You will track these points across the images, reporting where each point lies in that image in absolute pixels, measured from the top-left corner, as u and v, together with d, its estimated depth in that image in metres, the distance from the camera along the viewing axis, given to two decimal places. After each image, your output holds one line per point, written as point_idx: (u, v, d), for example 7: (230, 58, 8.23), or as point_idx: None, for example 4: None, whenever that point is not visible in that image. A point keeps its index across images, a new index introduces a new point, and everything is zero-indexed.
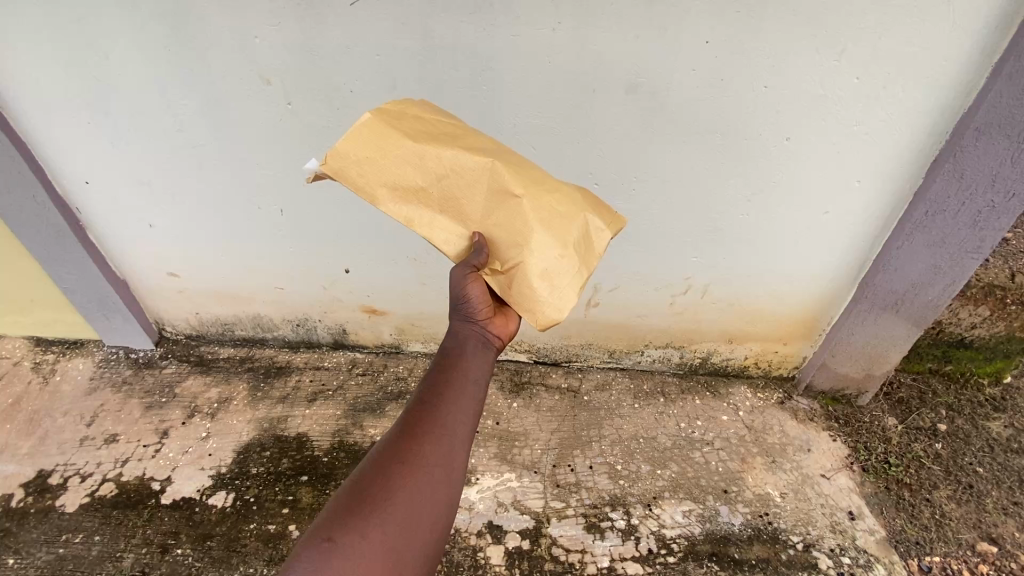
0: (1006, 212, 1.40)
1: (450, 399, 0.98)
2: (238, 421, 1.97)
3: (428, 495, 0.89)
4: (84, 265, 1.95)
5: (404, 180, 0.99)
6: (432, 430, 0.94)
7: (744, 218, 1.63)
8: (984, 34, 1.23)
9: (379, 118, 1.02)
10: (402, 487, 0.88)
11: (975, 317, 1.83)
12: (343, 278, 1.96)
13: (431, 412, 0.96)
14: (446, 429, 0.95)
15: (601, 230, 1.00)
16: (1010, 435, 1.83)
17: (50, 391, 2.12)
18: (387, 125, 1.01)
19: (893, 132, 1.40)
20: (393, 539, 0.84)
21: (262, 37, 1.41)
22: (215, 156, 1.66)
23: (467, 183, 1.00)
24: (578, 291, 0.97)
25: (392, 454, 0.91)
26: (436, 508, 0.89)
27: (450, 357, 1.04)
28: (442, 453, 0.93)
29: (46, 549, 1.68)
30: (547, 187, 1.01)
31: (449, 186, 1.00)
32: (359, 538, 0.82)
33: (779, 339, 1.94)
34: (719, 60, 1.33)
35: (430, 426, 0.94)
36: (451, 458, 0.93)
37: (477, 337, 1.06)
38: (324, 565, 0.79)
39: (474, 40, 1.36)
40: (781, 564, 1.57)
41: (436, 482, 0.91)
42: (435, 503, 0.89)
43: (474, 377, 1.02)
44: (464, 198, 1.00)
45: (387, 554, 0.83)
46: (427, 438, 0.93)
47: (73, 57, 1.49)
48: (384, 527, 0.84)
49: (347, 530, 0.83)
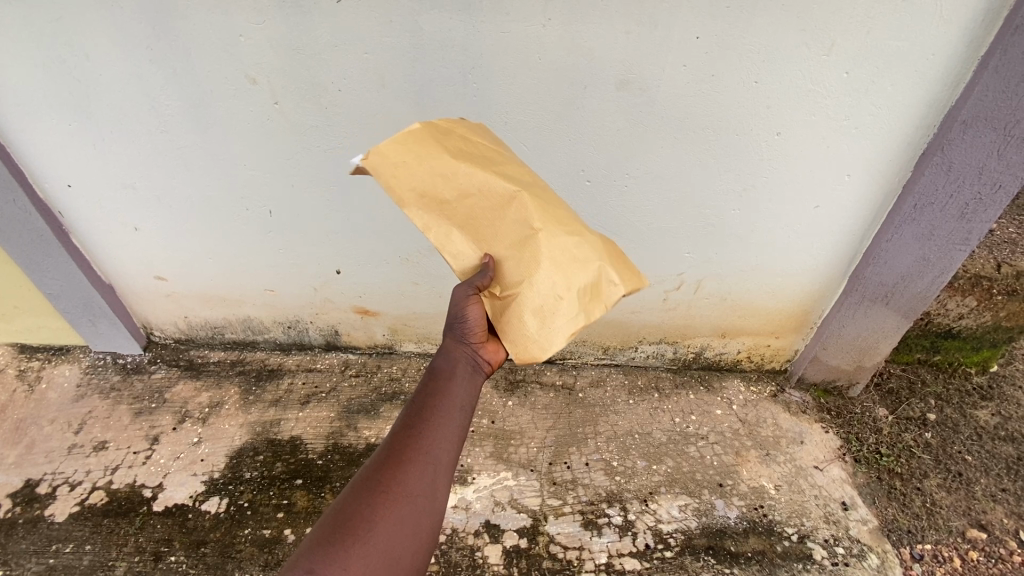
0: (992, 203, 1.42)
1: (438, 422, 0.98)
2: (230, 426, 1.95)
3: (412, 524, 0.89)
4: (68, 270, 1.91)
5: (431, 189, 0.99)
6: (418, 456, 0.94)
7: (735, 214, 1.63)
8: (970, 28, 1.24)
9: (425, 130, 1.05)
10: (386, 516, 0.88)
11: (962, 307, 1.85)
12: (334, 279, 1.94)
13: (419, 437, 0.96)
14: (433, 455, 0.95)
15: (614, 285, 0.96)
16: (997, 423, 1.86)
17: (36, 398, 2.08)
18: (429, 136, 1.03)
19: (882, 126, 1.41)
20: (375, 570, 0.83)
21: (248, 36, 1.39)
22: (202, 156, 1.64)
23: (491, 207, 1.00)
24: (570, 337, 0.94)
25: (378, 480, 0.91)
26: (417, 538, 0.89)
27: (437, 378, 1.04)
28: (426, 481, 0.93)
29: (35, 559, 1.65)
30: (568, 230, 0.99)
31: (471, 206, 1.00)
32: (341, 568, 0.81)
33: (771, 333, 1.96)
34: (709, 55, 1.33)
35: (416, 452, 0.94)
36: (435, 487, 0.93)
37: (467, 360, 1.07)
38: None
39: (463, 37, 1.34)
40: (776, 556, 1.58)
41: (419, 511, 0.90)
42: (417, 531, 0.89)
43: (461, 402, 1.03)
44: (484, 221, 1.00)
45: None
46: (413, 464, 0.93)
47: (53, 58, 1.46)
48: (367, 557, 0.84)
49: (329, 560, 0.82)
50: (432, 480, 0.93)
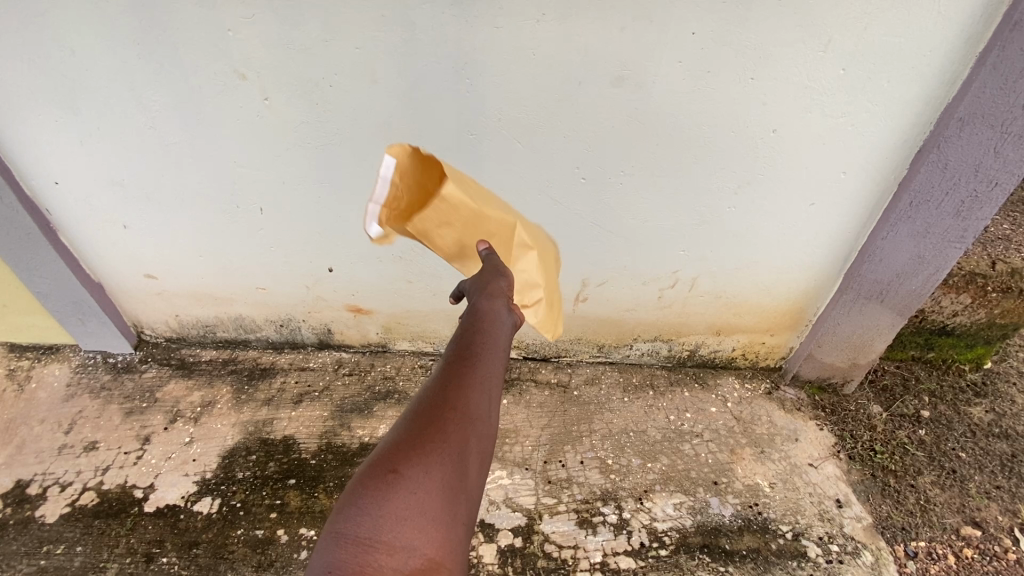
0: (988, 201, 1.41)
1: (495, 348, 0.94)
2: (222, 425, 1.94)
3: (487, 441, 0.81)
4: (56, 268, 1.88)
5: (431, 211, 1.41)
6: (482, 374, 0.88)
7: (730, 212, 1.62)
8: (968, 24, 1.23)
9: (417, 161, 1.48)
10: (461, 425, 0.79)
11: (957, 304, 1.85)
12: (327, 277, 1.92)
13: (479, 358, 0.90)
14: (496, 376, 0.89)
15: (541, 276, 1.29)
16: (991, 420, 1.86)
17: (26, 398, 2.06)
18: (424, 170, 1.47)
19: (878, 123, 1.40)
20: (454, 480, 0.74)
21: (236, 31, 1.36)
22: (191, 153, 1.61)
23: (467, 219, 1.41)
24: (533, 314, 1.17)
25: (446, 396, 0.83)
26: (491, 458, 0.81)
27: (484, 314, 1.01)
28: (485, 410, 0.83)
29: (25, 561, 1.63)
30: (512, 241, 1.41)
31: (460, 215, 1.41)
32: (424, 473, 0.72)
33: (766, 331, 1.95)
34: (705, 51, 1.31)
35: (479, 370, 0.88)
36: (501, 408, 0.86)
37: (503, 315, 1.03)
38: (391, 501, 0.69)
39: (456, 33, 1.32)
40: (771, 554, 1.58)
41: (491, 428, 0.83)
42: (491, 449, 0.81)
43: (509, 339, 1.00)
44: (465, 225, 1.41)
45: (451, 496, 0.73)
46: (476, 382, 0.86)
47: (37, 52, 1.43)
48: (448, 464, 0.75)
49: (411, 464, 0.73)
50: (498, 400, 0.86)
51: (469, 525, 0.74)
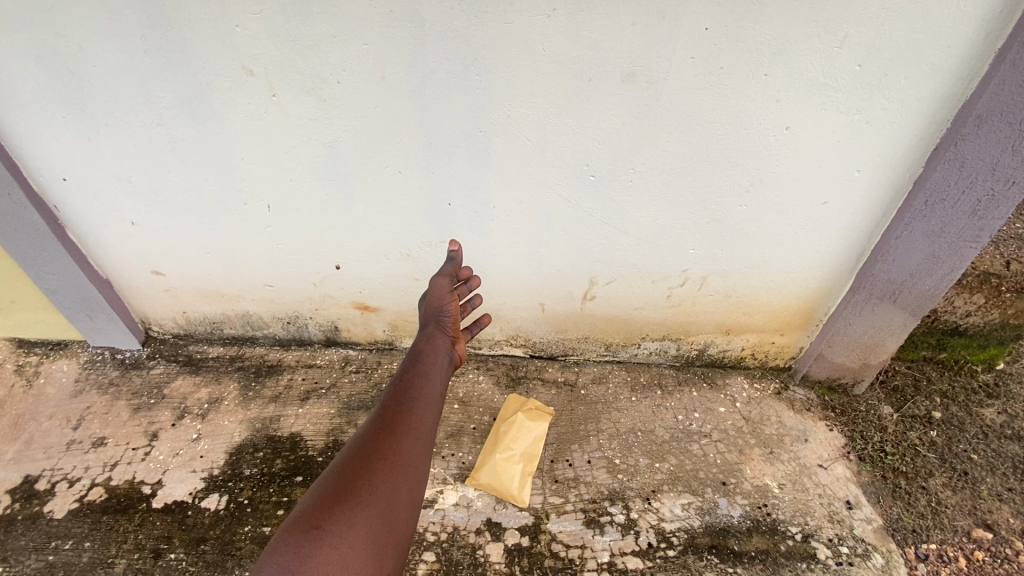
0: (1005, 200, 1.38)
1: (417, 407, 1.21)
2: (230, 421, 1.94)
3: (414, 487, 1.08)
4: (65, 264, 1.89)
5: None
6: (404, 431, 1.14)
7: (741, 210, 1.61)
8: (989, 19, 1.20)
9: None
10: (381, 483, 1.04)
11: (970, 305, 1.83)
12: (334, 274, 1.92)
13: (402, 417, 1.17)
14: (415, 433, 1.15)
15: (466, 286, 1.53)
16: (1003, 421, 1.84)
17: (35, 393, 2.07)
18: None
19: (894, 121, 1.38)
20: (385, 518, 1.01)
21: (244, 27, 1.35)
22: (199, 150, 1.61)
23: None
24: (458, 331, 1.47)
25: (374, 450, 1.09)
26: (408, 505, 1.06)
27: (415, 372, 1.31)
28: (415, 455, 1.12)
29: (34, 556, 1.64)
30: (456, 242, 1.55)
31: None
32: (346, 526, 0.95)
33: (774, 330, 1.94)
34: (718, 47, 1.29)
35: (410, 425, 1.16)
36: (427, 456, 1.15)
37: (438, 368, 1.35)
38: (316, 550, 0.91)
39: (466, 28, 1.30)
40: (781, 555, 1.57)
41: (409, 480, 1.08)
42: (409, 498, 1.06)
43: (440, 392, 1.31)
44: None
45: (374, 542, 0.97)
46: (411, 429, 1.15)
47: (44, 48, 1.43)
48: (367, 516, 0.99)
49: (338, 518, 0.96)
50: (423, 450, 1.15)
51: (391, 561, 0.99)
